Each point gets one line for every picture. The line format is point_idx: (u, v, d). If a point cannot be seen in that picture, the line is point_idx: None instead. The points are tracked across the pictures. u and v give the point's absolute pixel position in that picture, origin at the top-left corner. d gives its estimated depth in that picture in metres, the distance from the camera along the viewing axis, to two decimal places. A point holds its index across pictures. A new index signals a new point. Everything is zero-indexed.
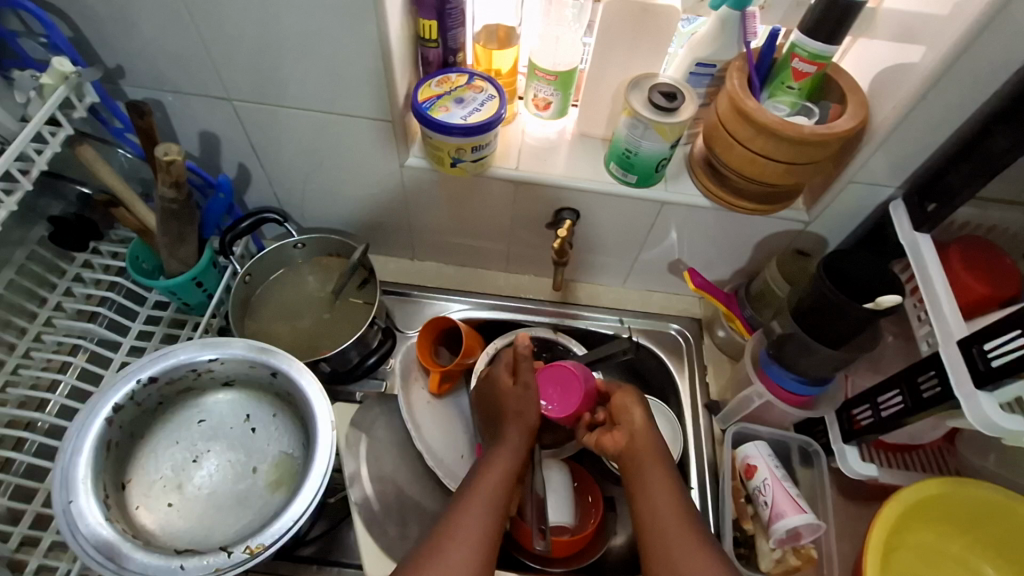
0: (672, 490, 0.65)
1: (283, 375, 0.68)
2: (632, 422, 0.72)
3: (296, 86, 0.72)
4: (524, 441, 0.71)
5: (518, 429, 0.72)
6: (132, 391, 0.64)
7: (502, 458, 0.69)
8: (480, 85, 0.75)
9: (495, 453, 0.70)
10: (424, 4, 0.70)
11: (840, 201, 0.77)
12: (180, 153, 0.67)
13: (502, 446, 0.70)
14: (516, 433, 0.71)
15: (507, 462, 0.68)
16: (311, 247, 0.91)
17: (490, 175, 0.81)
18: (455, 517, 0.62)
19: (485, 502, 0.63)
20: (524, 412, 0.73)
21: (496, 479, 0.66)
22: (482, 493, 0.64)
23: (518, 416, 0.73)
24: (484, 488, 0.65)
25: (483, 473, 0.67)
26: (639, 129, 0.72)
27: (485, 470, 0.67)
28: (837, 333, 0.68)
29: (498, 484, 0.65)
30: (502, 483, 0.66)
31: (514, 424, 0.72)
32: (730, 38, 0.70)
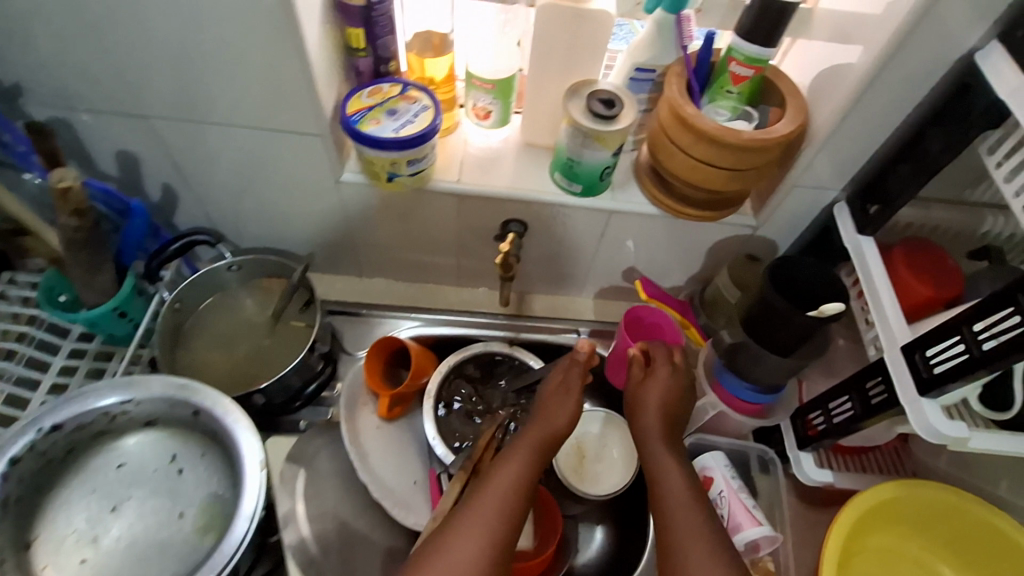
0: (690, 489, 0.61)
1: (205, 413, 0.64)
2: (654, 411, 0.68)
3: (214, 100, 0.67)
4: (552, 442, 0.65)
5: (547, 428, 0.65)
6: (32, 442, 0.60)
7: (523, 452, 0.62)
8: (414, 95, 0.72)
9: (518, 450, 0.63)
10: (349, 12, 0.66)
11: (787, 205, 0.76)
12: (76, 177, 0.62)
13: (522, 444, 0.63)
14: (545, 432, 0.65)
15: (530, 463, 0.61)
16: (247, 270, 0.86)
17: (431, 189, 0.78)
18: (467, 522, 0.55)
19: (510, 495, 0.58)
20: (558, 409, 0.68)
21: (517, 480, 0.59)
22: (501, 495, 0.57)
23: (552, 417, 0.67)
24: (505, 490, 0.58)
25: (501, 472, 0.60)
26: (580, 139, 0.70)
27: (504, 470, 0.60)
28: (785, 341, 0.67)
29: (518, 487, 0.59)
30: (524, 484, 0.59)
31: (543, 423, 0.66)
32: (668, 43, 0.68)
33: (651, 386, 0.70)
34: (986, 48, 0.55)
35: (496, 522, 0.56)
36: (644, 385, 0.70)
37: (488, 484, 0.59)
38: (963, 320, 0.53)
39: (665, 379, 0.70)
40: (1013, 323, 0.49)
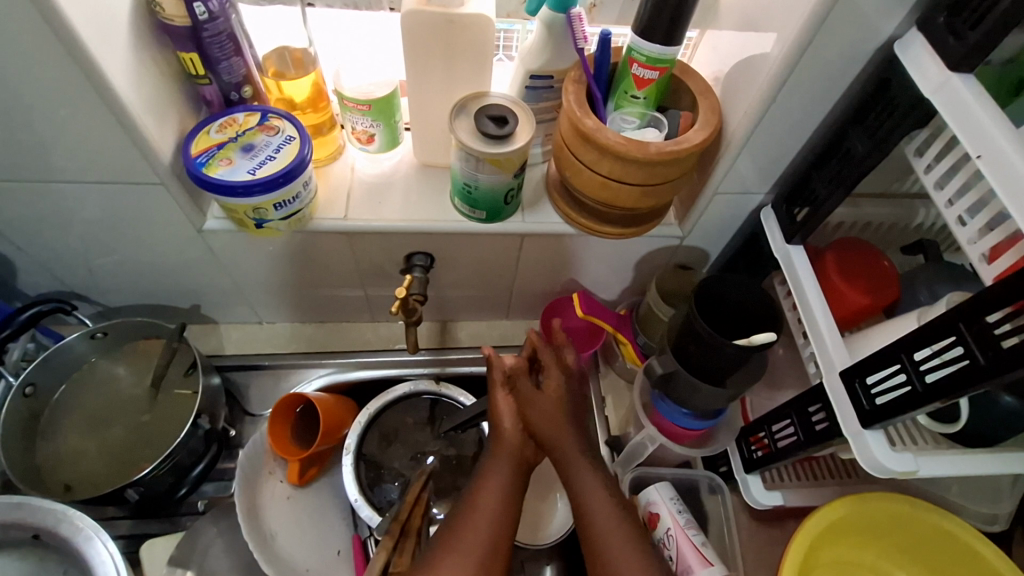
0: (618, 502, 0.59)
1: (49, 534, 0.53)
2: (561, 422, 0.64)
3: (19, 152, 0.55)
4: (518, 454, 0.62)
5: (502, 444, 0.63)
6: None
7: (490, 488, 0.58)
8: (275, 125, 0.61)
9: (489, 471, 0.60)
10: (174, 34, 0.55)
11: (711, 213, 0.69)
12: None
13: (495, 464, 0.61)
14: (502, 448, 0.62)
15: (504, 481, 0.59)
16: (115, 336, 0.74)
17: (313, 228, 0.67)
18: (452, 551, 0.52)
19: (479, 539, 0.53)
20: (505, 423, 0.64)
21: (494, 502, 0.57)
22: (479, 519, 0.55)
23: (500, 432, 0.64)
24: (482, 516, 0.55)
25: (480, 494, 0.57)
26: (473, 162, 0.61)
27: (478, 491, 0.58)
28: (717, 369, 0.61)
29: (499, 507, 0.56)
30: (503, 506, 0.57)
31: (500, 441, 0.63)
32: (561, 44, 0.59)
33: (552, 396, 0.66)
34: (906, 36, 0.49)
35: (482, 546, 0.53)
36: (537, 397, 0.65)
37: (468, 510, 0.56)
38: (900, 346, 0.47)
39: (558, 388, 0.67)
40: (957, 354, 0.43)
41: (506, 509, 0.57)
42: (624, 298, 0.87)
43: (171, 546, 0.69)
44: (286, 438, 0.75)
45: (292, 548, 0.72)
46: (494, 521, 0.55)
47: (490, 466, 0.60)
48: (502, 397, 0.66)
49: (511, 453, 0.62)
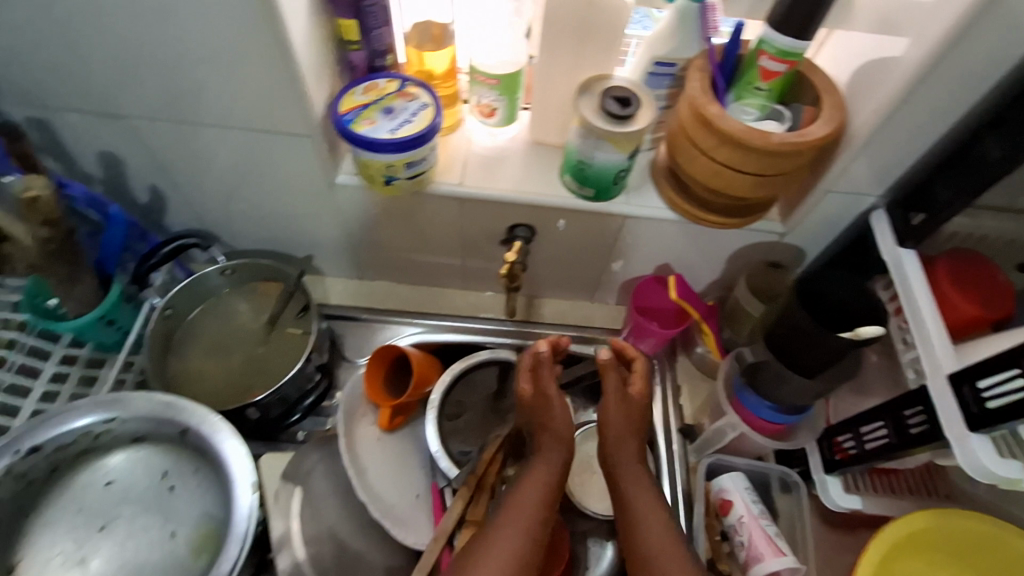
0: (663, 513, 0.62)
1: (194, 433, 0.61)
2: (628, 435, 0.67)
3: (196, 98, 0.63)
4: (563, 449, 0.66)
5: (553, 438, 0.66)
6: (12, 464, 0.56)
7: (538, 477, 0.64)
8: (412, 92, 0.66)
9: (534, 468, 0.65)
10: (338, 1, 0.61)
11: (817, 212, 0.70)
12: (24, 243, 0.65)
13: (543, 458, 0.66)
14: (553, 443, 0.66)
15: (549, 476, 0.64)
16: (241, 274, 0.82)
17: (431, 192, 0.72)
18: (495, 542, 0.59)
19: (521, 526, 0.60)
20: (556, 420, 0.67)
21: (535, 497, 0.63)
22: (519, 516, 0.61)
23: (552, 427, 0.66)
24: (520, 510, 0.61)
25: (521, 492, 0.63)
26: (592, 140, 0.64)
27: (523, 487, 0.63)
28: (811, 362, 0.62)
29: (536, 503, 0.62)
30: (544, 500, 0.62)
31: (549, 433, 0.67)
32: (690, 33, 0.62)
33: (618, 405, 0.67)
34: None
35: (520, 540, 0.59)
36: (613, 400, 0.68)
37: (509, 507, 0.62)
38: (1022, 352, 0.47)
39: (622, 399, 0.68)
40: None
41: (545, 509, 0.62)
42: (710, 291, 0.88)
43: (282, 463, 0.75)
44: (380, 387, 0.80)
45: (382, 481, 0.76)
46: (534, 517, 0.61)
47: (537, 465, 0.65)
48: (558, 396, 0.68)
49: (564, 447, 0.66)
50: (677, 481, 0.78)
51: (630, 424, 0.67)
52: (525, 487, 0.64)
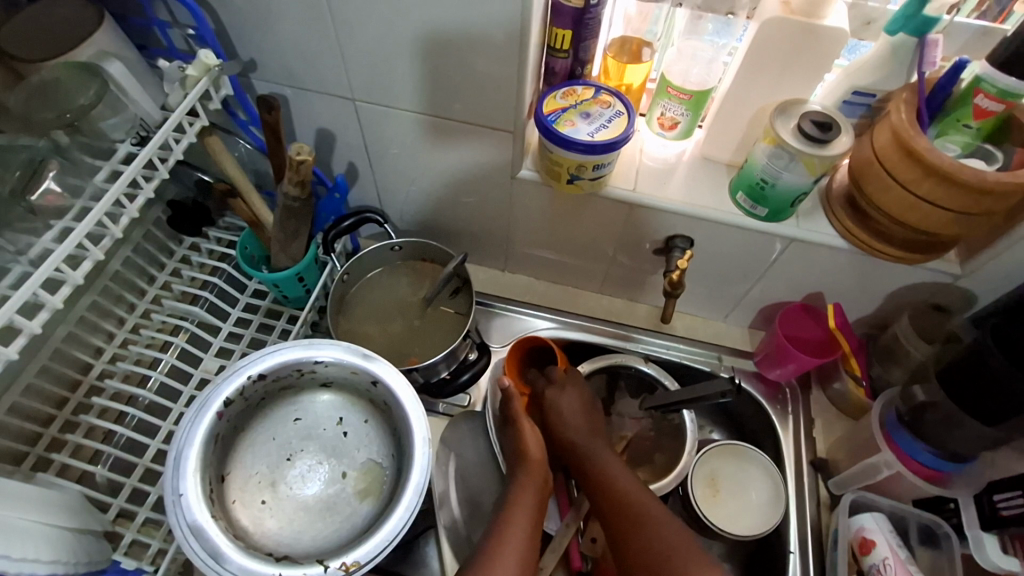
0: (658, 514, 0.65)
1: (383, 385, 0.67)
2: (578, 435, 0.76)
3: (418, 88, 0.71)
4: (540, 481, 0.70)
5: (529, 466, 0.71)
6: (242, 386, 0.63)
7: (523, 491, 0.69)
8: (607, 100, 0.71)
9: (521, 500, 0.67)
10: (561, 13, 0.66)
11: (1005, 258, 0.68)
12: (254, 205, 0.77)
13: (522, 487, 0.69)
14: (530, 471, 0.70)
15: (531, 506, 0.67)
16: (407, 251, 0.90)
17: (604, 195, 0.77)
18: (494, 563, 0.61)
19: (522, 533, 0.64)
20: (529, 447, 0.72)
21: (526, 525, 0.65)
22: (514, 543, 0.63)
23: (526, 454, 0.72)
24: (514, 520, 0.65)
25: (514, 520, 0.65)
26: (783, 161, 0.66)
27: (515, 513, 0.66)
28: (996, 409, 0.61)
29: (526, 535, 0.64)
30: (531, 529, 0.65)
31: (529, 465, 0.71)
32: (901, 66, 0.63)
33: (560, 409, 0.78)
34: None
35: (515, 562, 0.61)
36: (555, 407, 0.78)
37: (504, 531, 0.64)
38: None
39: (572, 399, 0.79)
40: None
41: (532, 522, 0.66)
42: (858, 327, 0.87)
43: (440, 427, 0.83)
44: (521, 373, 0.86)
45: None
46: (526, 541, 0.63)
47: (519, 493, 0.68)
48: (523, 423, 0.74)
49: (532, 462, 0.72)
50: (807, 514, 0.79)
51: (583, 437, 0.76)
52: (515, 514, 0.66)
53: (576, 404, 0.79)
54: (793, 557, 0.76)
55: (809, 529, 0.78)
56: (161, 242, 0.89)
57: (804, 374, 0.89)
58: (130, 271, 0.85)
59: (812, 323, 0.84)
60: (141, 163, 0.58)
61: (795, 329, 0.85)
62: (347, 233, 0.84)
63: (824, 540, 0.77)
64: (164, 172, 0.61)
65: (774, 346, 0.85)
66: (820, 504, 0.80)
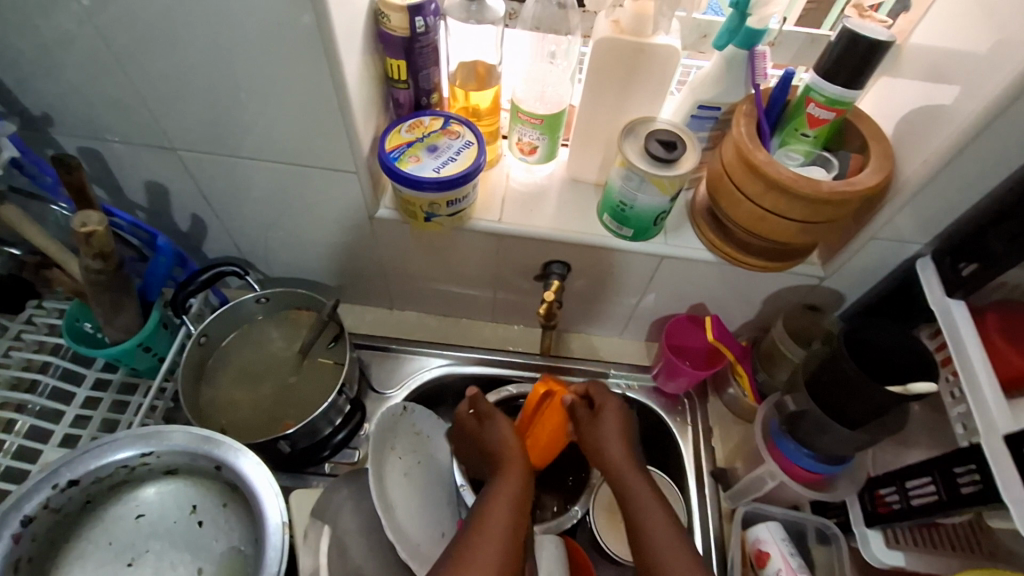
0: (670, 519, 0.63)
1: (229, 468, 0.60)
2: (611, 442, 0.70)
3: (245, 133, 0.64)
4: (523, 472, 0.67)
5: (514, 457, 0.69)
6: (47, 498, 0.55)
7: (508, 486, 0.65)
8: (456, 130, 0.67)
9: (496, 500, 0.63)
10: (389, 43, 0.62)
11: (860, 258, 0.68)
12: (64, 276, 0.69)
13: (506, 479, 0.66)
14: (513, 462, 0.68)
15: (514, 496, 0.64)
16: (276, 301, 0.82)
17: (469, 228, 0.73)
18: (474, 544, 0.57)
19: (505, 518, 0.61)
20: (506, 446, 0.70)
21: (507, 509, 0.62)
22: (495, 534, 0.59)
23: (512, 447, 0.70)
24: (502, 504, 0.62)
25: (492, 512, 0.61)
26: (635, 182, 0.64)
27: (497, 499, 0.63)
28: (856, 413, 0.61)
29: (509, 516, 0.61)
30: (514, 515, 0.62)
31: (513, 455, 0.69)
32: (737, 78, 0.62)
33: (605, 420, 0.72)
34: None
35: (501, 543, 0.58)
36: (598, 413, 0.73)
37: (487, 511, 0.61)
38: None
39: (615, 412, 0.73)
40: None
41: (517, 513, 0.62)
42: (744, 331, 0.87)
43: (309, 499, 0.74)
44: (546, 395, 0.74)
45: (412, 517, 0.74)
46: (511, 525, 0.60)
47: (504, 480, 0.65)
48: (500, 418, 0.73)
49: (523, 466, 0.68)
50: (710, 530, 0.78)
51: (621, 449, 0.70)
52: (494, 501, 0.63)
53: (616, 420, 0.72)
54: None
55: (712, 546, 0.77)
56: None
57: (700, 383, 0.89)
58: None
59: (697, 334, 0.83)
60: None
61: (680, 338, 0.84)
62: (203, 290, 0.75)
63: (727, 553, 0.76)
64: None
65: (663, 361, 0.83)
66: (722, 516, 0.79)
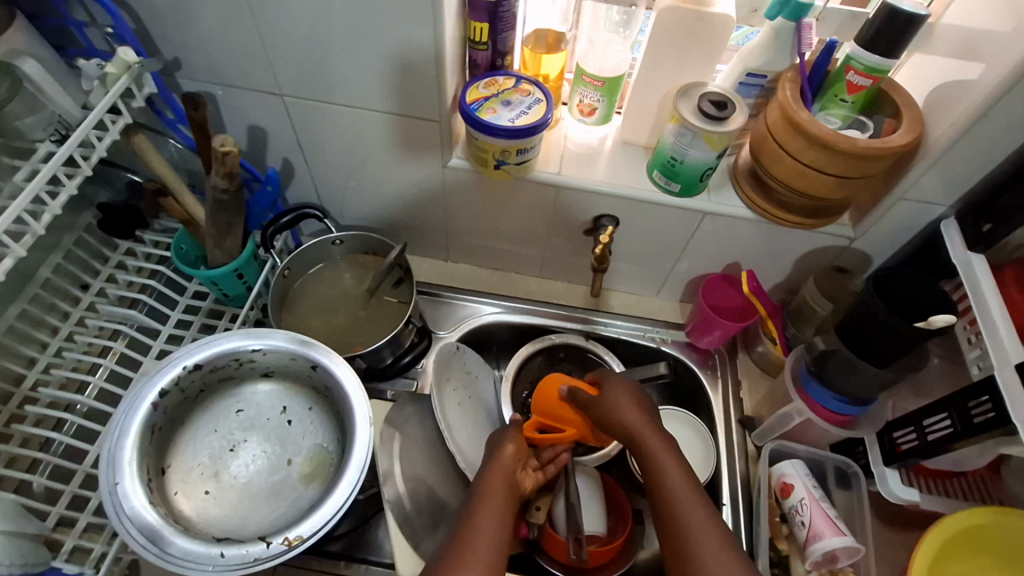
0: (689, 483, 0.62)
1: (322, 369, 0.68)
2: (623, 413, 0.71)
3: (343, 82, 0.73)
4: (509, 475, 0.68)
5: (505, 463, 0.70)
6: (177, 376, 0.64)
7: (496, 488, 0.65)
8: (527, 88, 0.75)
9: (489, 494, 0.65)
10: (476, 7, 0.70)
11: (889, 218, 0.75)
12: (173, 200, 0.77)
13: (491, 480, 0.67)
14: (503, 465, 0.69)
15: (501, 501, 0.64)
16: (349, 245, 0.91)
17: (531, 179, 0.81)
18: (469, 535, 0.60)
19: (496, 522, 0.62)
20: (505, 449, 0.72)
21: (500, 507, 0.63)
22: (484, 531, 0.60)
23: (501, 454, 0.71)
24: (491, 506, 0.63)
25: (480, 511, 0.62)
26: (687, 138, 0.72)
27: (488, 496, 0.64)
28: (882, 352, 0.68)
29: (500, 516, 0.62)
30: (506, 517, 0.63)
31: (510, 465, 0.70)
32: (784, 48, 0.70)
33: (612, 401, 0.73)
34: None
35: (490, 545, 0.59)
36: (605, 401, 0.73)
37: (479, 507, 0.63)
38: None
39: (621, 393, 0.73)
40: None
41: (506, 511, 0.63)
42: (775, 293, 0.94)
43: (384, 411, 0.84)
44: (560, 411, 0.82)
45: (469, 433, 0.82)
46: (505, 520, 0.62)
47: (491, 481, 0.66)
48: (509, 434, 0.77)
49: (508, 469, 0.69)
50: (736, 468, 0.85)
51: (633, 422, 0.69)
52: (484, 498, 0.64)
53: (625, 398, 0.73)
54: (726, 510, 0.81)
55: (739, 482, 0.84)
56: (95, 248, 0.87)
57: (731, 341, 0.96)
58: (63, 278, 0.83)
59: (732, 294, 0.91)
60: (62, 158, 0.59)
61: (712, 296, 0.91)
62: (286, 228, 0.84)
63: (751, 489, 0.83)
64: (87, 168, 0.62)
65: (699, 315, 0.90)
66: (748, 457, 0.86)
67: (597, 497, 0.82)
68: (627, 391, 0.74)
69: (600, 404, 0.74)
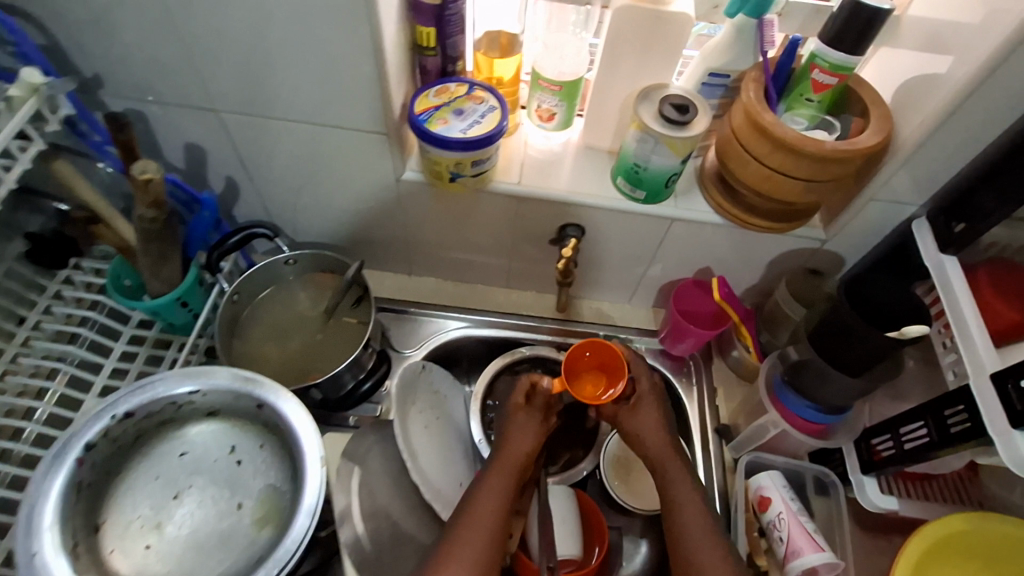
0: (707, 514, 0.65)
1: (269, 407, 0.64)
2: (652, 428, 0.72)
3: (281, 95, 0.68)
4: (515, 474, 0.67)
5: (511, 461, 0.68)
6: (106, 427, 0.59)
7: (489, 496, 0.64)
8: (481, 95, 0.71)
9: (479, 502, 0.64)
10: (421, 11, 0.66)
11: (860, 219, 0.73)
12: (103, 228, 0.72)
13: (488, 486, 0.66)
14: (507, 464, 0.68)
15: (494, 510, 0.63)
16: (303, 264, 0.86)
17: (490, 190, 0.77)
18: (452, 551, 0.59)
19: (484, 531, 0.61)
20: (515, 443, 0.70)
21: (492, 513, 0.63)
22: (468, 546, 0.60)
23: (511, 447, 0.70)
24: (482, 517, 0.62)
25: (467, 523, 0.62)
26: (649, 144, 0.68)
27: (480, 502, 0.63)
28: (855, 361, 0.65)
29: (493, 527, 0.62)
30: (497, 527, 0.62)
31: (500, 474, 0.67)
32: (747, 46, 0.67)
33: (643, 416, 0.73)
34: None
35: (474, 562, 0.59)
36: (634, 413, 0.74)
37: (468, 517, 0.62)
38: None
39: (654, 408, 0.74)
40: None
41: (501, 521, 0.63)
42: (749, 297, 0.92)
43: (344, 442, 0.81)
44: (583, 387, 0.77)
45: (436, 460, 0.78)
46: (496, 530, 0.62)
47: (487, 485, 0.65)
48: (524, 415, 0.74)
49: (512, 470, 0.68)
50: (714, 480, 0.82)
51: (659, 439, 0.71)
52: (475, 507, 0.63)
53: (654, 412, 0.74)
54: None
55: (717, 494, 0.81)
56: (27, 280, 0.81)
57: (706, 347, 0.93)
58: None
59: (704, 300, 0.87)
60: None
61: (683, 304, 0.87)
62: (233, 251, 0.79)
63: (730, 501, 0.81)
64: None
65: (672, 323, 0.87)
66: (725, 468, 0.84)
67: (571, 519, 0.78)
68: (660, 403, 0.74)
69: (627, 413, 0.74)
